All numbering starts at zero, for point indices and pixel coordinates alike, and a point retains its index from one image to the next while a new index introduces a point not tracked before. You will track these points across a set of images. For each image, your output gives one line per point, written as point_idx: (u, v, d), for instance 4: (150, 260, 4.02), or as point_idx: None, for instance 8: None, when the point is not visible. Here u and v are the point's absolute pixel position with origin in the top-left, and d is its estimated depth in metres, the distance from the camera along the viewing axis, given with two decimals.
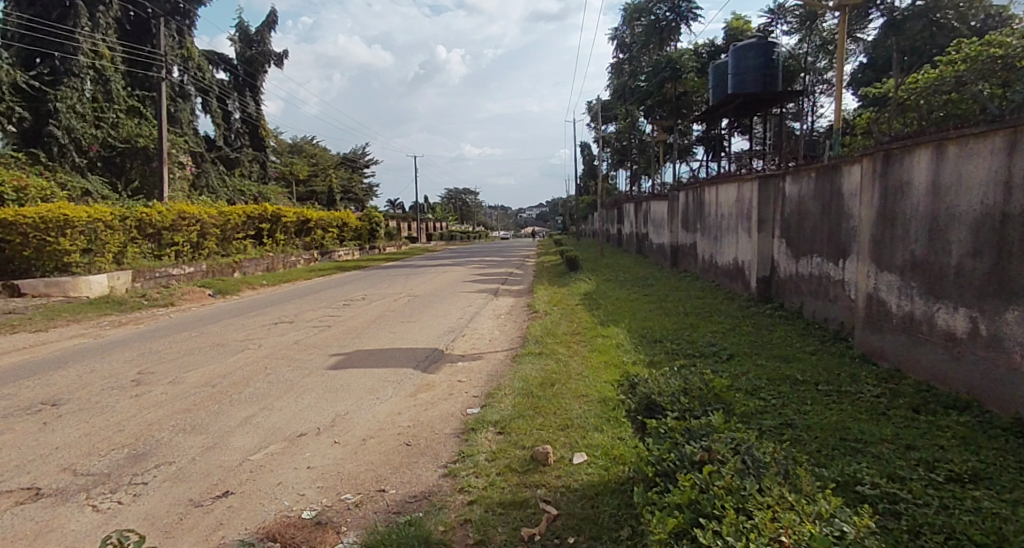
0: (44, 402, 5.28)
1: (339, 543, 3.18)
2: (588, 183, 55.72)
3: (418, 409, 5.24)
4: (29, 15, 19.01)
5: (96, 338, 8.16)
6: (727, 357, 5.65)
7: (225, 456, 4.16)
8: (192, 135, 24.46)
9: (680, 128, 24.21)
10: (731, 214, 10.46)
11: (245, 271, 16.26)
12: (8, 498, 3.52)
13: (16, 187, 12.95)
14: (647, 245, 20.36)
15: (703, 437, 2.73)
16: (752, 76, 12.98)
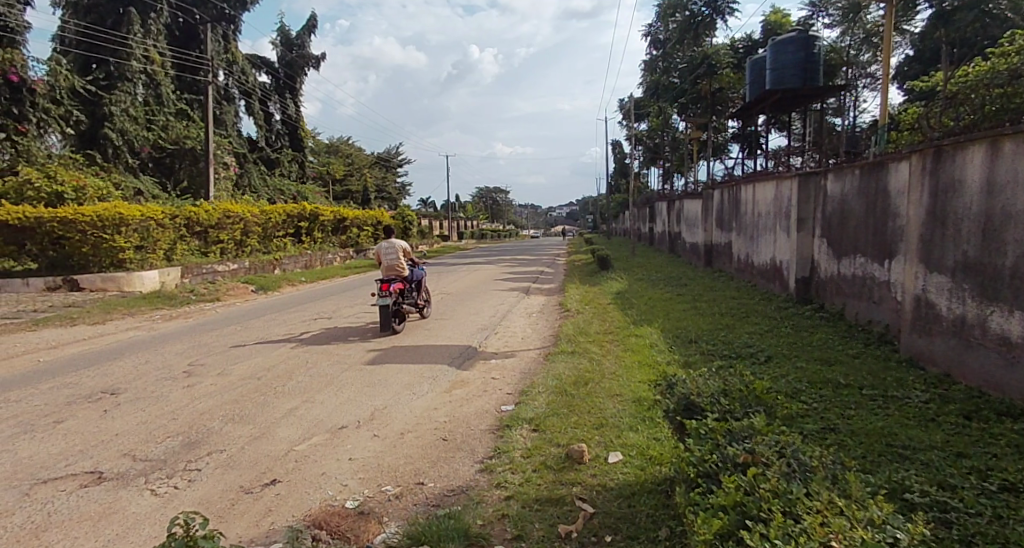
0: (104, 390, 5.53)
1: (382, 533, 3.26)
2: (619, 182, 55.49)
3: (455, 404, 5.32)
4: (86, 22, 19.96)
5: (148, 331, 8.48)
6: (767, 359, 5.57)
7: (271, 446, 4.30)
8: (236, 137, 25.16)
9: (715, 126, 23.87)
10: (769, 212, 10.28)
11: (285, 268, 16.65)
12: (73, 481, 3.70)
13: (76, 187, 13.53)
14: (680, 244, 20.11)
15: (746, 440, 2.70)
16: (791, 70, 12.66)
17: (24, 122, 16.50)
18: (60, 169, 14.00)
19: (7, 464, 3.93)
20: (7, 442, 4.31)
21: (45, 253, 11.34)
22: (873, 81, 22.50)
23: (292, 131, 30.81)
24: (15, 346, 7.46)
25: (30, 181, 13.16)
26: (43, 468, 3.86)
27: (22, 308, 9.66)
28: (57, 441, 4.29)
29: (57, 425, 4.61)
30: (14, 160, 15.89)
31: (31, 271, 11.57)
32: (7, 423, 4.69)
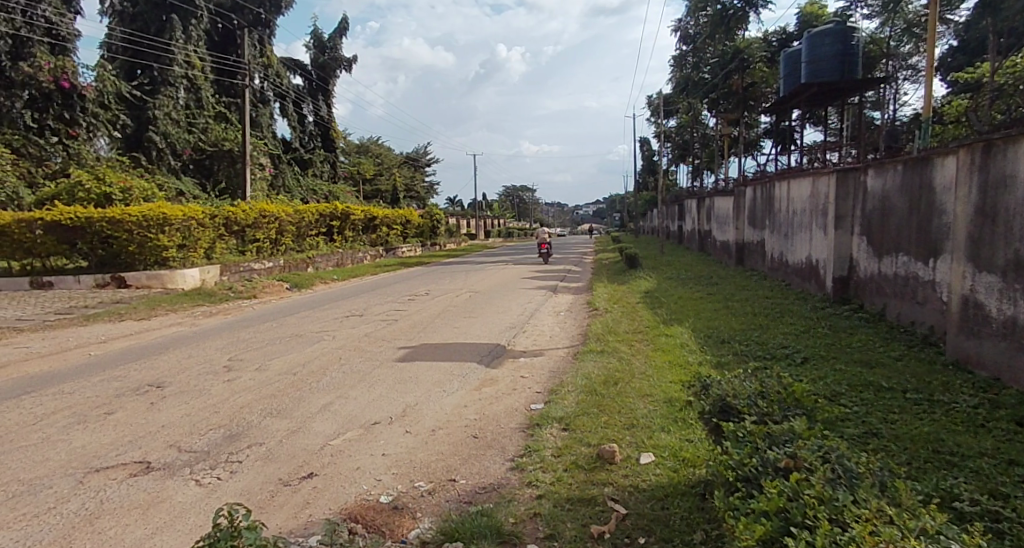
0: (150, 383, 5.71)
1: (415, 528, 3.30)
2: (647, 180, 54.99)
3: (484, 402, 5.35)
4: (132, 29, 20.66)
5: (190, 326, 8.71)
6: (803, 360, 5.47)
7: (307, 440, 4.38)
8: (271, 139, 25.65)
9: (747, 121, 23.49)
10: (805, 209, 10.06)
11: (317, 266, 16.92)
12: (123, 470, 3.82)
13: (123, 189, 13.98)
14: (711, 242, 19.85)
15: (787, 444, 2.65)
16: (829, 63, 12.34)
17: (75, 127, 17.67)
18: (109, 171, 14.53)
19: (62, 452, 4.09)
20: (62, 432, 4.47)
21: (94, 251, 11.72)
22: (914, 74, 21.84)
23: (324, 132, 31.25)
24: (65, 340, 7.73)
25: (81, 183, 13.68)
26: (94, 458, 4.00)
27: (74, 304, 10.03)
28: (108, 431, 4.45)
29: (107, 417, 4.77)
30: (66, 162, 17.31)
31: (81, 269, 11.97)
32: (61, 413, 4.87)
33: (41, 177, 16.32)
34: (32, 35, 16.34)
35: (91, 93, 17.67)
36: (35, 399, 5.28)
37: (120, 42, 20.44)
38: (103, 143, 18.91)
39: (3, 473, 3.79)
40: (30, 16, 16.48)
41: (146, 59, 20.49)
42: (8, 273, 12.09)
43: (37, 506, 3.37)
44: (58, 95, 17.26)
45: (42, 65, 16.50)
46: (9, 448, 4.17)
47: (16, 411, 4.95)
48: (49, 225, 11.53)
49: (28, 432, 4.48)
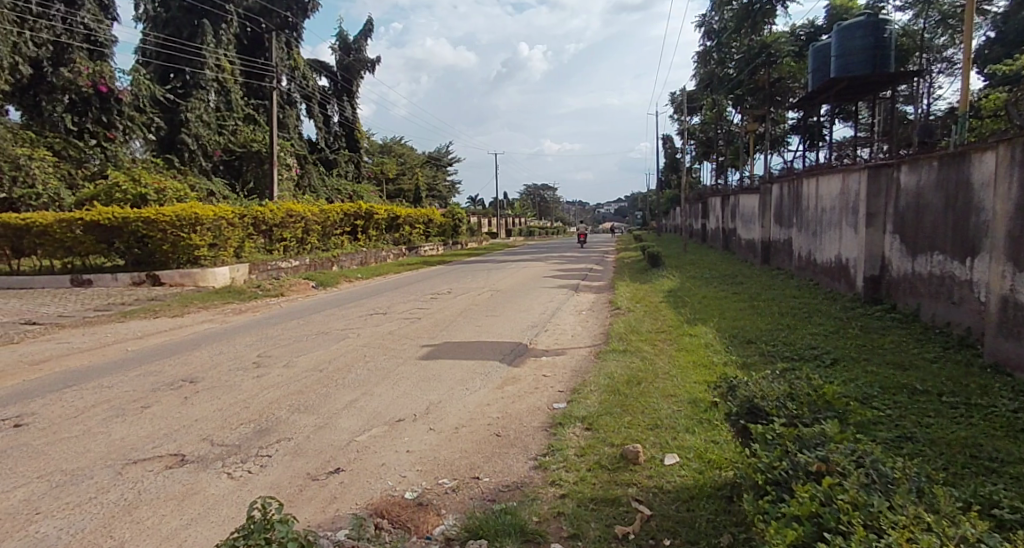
0: (183, 378, 5.83)
1: (440, 525, 3.33)
2: (670, 178, 54.51)
3: (507, 400, 5.36)
4: (165, 35, 21.18)
5: (221, 323, 8.87)
6: (833, 362, 5.38)
7: (334, 436, 4.43)
8: (298, 139, 25.99)
9: (774, 117, 23.15)
10: (834, 207, 9.88)
11: (342, 265, 17.12)
12: (159, 462, 3.92)
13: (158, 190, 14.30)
14: (736, 241, 19.61)
15: (818, 448, 2.61)
16: (859, 56, 12.07)
17: (113, 130, 18.35)
18: (145, 172, 14.90)
19: (102, 444, 4.20)
20: (102, 424, 4.59)
21: (130, 250, 12.01)
22: (949, 67, 21.31)
23: (348, 132, 31.55)
24: (103, 336, 7.94)
25: (118, 185, 14.06)
26: (132, 449, 4.10)
27: (112, 301, 10.32)
28: (145, 424, 4.56)
29: (143, 410, 4.88)
30: (104, 164, 17.82)
31: (119, 267, 12.28)
32: (101, 406, 5.01)
33: (81, 178, 16.85)
34: (71, 42, 17.19)
35: (128, 97, 18.41)
36: (76, 392, 5.43)
37: (154, 47, 21.01)
38: (138, 145, 19.42)
39: (48, 463, 3.91)
40: (70, 24, 17.37)
41: (178, 63, 21.01)
42: (50, 270, 12.47)
43: (79, 495, 3.46)
44: (96, 99, 17.88)
45: (82, 70, 17.21)
46: (52, 440, 4.30)
47: (58, 404, 5.10)
48: (89, 225, 11.84)
49: (69, 424, 4.61)
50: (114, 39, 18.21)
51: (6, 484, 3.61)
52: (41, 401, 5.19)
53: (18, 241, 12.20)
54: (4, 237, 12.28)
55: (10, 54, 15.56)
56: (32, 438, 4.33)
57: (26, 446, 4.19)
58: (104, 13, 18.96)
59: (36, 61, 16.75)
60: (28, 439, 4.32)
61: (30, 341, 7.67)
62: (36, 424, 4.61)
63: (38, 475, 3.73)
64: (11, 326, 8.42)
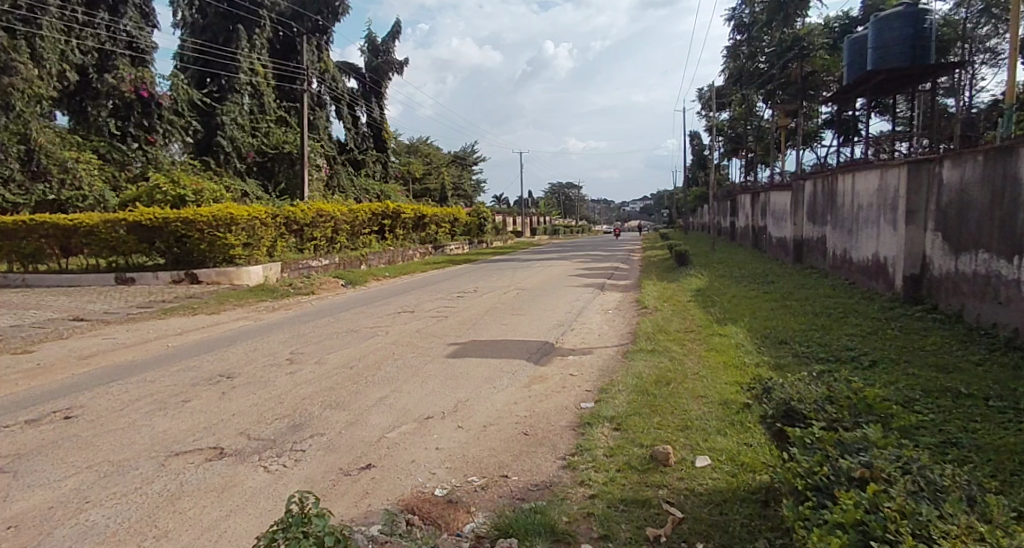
0: (221, 374, 5.95)
1: (470, 523, 3.33)
2: (698, 175, 53.78)
3: (534, 399, 5.35)
4: (202, 40, 21.65)
5: (255, 321, 9.01)
6: (871, 364, 5.23)
7: (365, 432, 4.48)
8: (327, 140, 26.33)
9: (806, 112, 22.68)
10: (871, 203, 9.62)
11: (370, 264, 17.31)
12: (199, 454, 4.00)
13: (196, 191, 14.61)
14: (766, 238, 19.25)
15: (861, 453, 2.54)
16: (898, 48, 11.72)
17: (154, 133, 18.83)
18: (184, 174, 15.28)
19: (146, 436, 4.30)
20: (145, 417, 4.71)
21: (170, 249, 12.30)
22: (993, 57, 20.55)
23: (376, 132, 31.84)
24: (145, 332, 8.14)
25: (159, 187, 14.42)
26: (174, 442, 4.20)
27: (153, 298, 10.59)
28: (185, 418, 4.66)
29: (184, 404, 5.00)
30: (145, 167, 18.32)
31: (160, 266, 12.54)
32: (144, 400, 5.14)
33: (123, 181, 17.35)
34: (114, 49, 17.76)
35: (168, 101, 18.89)
36: (121, 386, 5.58)
37: (191, 52, 21.48)
38: (177, 148, 19.91)
39: (96, 454, 4.01)
40: (114, 31, 17.98)
41: (214, 68, 21.49)
42: (96, 270, 12.73)
43: (124, 485, 3.55)
44: (138, 104, 18.43)
45: (125, 76, 17.79)
46: (100, 432, 4.42)
47: (104, 397, 5.24)
48: (132, 225, 12.18)
49: (116, 416, 4.73)
50: (155, 46, 18.72)
51: (57, 474, 3.72)
52: (88, 394, 5.34)
53: (66, 241, 12.57)
54: (53, 236, 12.65)
55: (58, 61, 16.10)
56: (81, 430, 4.46)
57: (76, 438, 4.31)
58: (144, 21, 19.47)
59: (82, 68, 17.35)
60: (78, 430, 4.45)
61: (77, 336, 7.91)
62: (83, 417, 4.74)
63: (87, 466, 3.83)
64: (59, 322, 8.69)
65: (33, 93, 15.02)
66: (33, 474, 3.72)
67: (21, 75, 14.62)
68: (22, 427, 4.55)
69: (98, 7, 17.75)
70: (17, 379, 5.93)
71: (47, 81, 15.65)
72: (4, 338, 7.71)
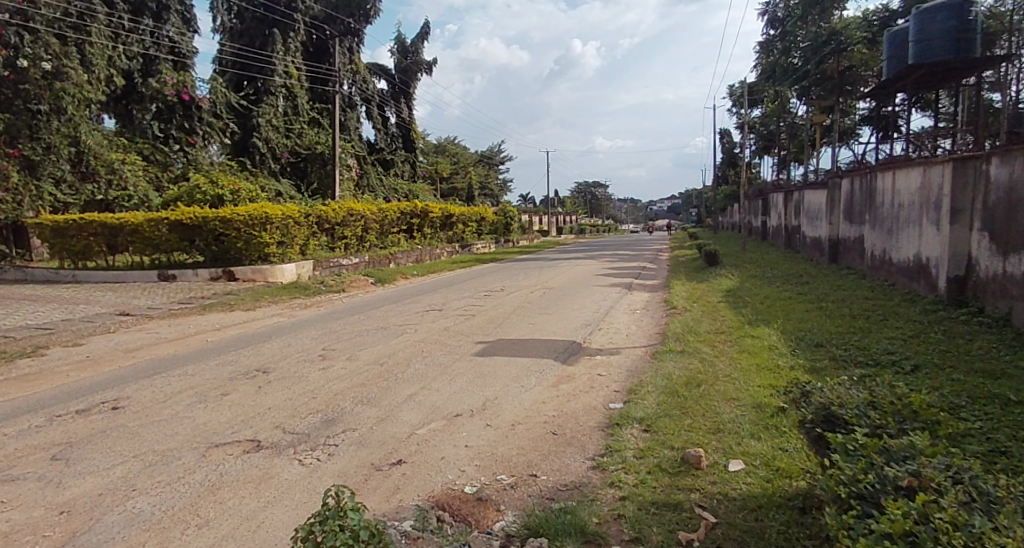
0: (257, 368, 6.06)
1: (499, 521, 3.32)
2: (728, 174, 52.94)
3: (562, 399, 5.32)
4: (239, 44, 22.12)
5: (290, 317, 9.15)
6: (914, 369, 5.06)
7: (395, 428, 4.50)
8: (358, 141, 26.62)
9: (841, 108, 22.15)
10: (913, 202, 9.34)
11: (398, 262, 17.45)
12: (238, 446, 4.07)
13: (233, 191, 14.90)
14: (799, 238, 18.86)
15: (908, 461, 2.46)
16: (941, 41, 11.34)
17: (194, 135, 19.29)
18: (221, 174, 15.62)
19: (188, 428, 4.40)
20: (187, 409, 4.81)
21: (209, 247, 12.63)
22: None
23: (404, 132, 32.08)
24: (186, 327, 8.34)
25: (199, 187, 14.79)
26: (214, 434, 4.28)
27: (193, 294, 10.84)
28: (224, 411, 4.76)
29: (223, 397, 5.10)
30: (186, 168, 18.77)
31: (199, 263, 12.86)
32: (185, 393, 5.25)
33: (166, 181, 17.79)
34: (158, 54, 18.44)
35: (207, 104, 19.36)
36: (164, 379, 5.72)
37: (230, 56, 21.95)
38: (215, 149, 20.36)
39: (141, 443, 4.12)
40: (156, 38, 18.58)
41: (252, 72, 21.92)
42: (140, 267, 13.09)
43: (168, 474, 3.64)
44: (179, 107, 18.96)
45: (167, 80, 18.31)
46: (144, 422, 4.53)
47: (149, 390, 5.38)
48: (174, 224, 12.48)
49: (159, 408, 4.85)
50: (196, 51, 19.25)
51: (105, 462, 3.82)
52: (133, 386, 5.48)
53: (113, 239, 12.98)
54: (101, 234, 13.09)
55: (105, 66, 16.46)
56: (127, 420, 4.57)
57: (122, 428, 4.43)
58: (188, 27, 20.18)
59: (128, 73, 18.05)
60: (124, 421, 4.57)
61: (123, 330, 8.14)
62: (129, 408, 4.87)
63: (134, 454, 3.93)
64: (106, 317, 8.96)
65: (83, 97, 15.22)
66: (83, 462, 3.83)
67: (72, 80, 14.74)
68: (73, 417, 4.69)
69: (143, 14, 18.57)
70: (67, 371, 6.12)
71: (96, 86, 15.88)
72: (55, 331, 7.97)
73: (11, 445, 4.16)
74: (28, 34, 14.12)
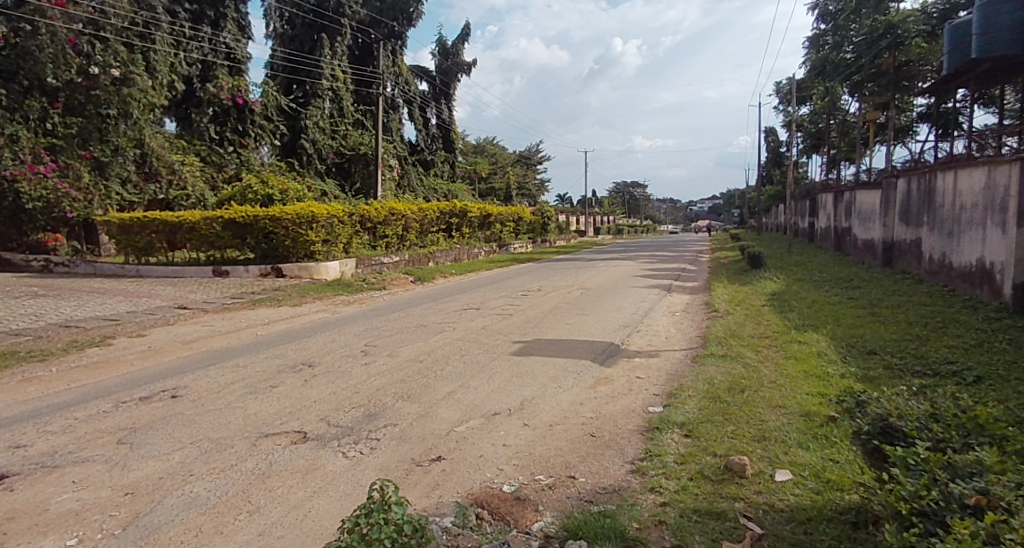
0: (303, 362, 6.17)
1: (537, 521, 3.28)
2: (773, 174, 51.56)
3: (601, 401, 5.24)
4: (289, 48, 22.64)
5: (333, 314, 9.31)
6: (977, 381, 4.80)
7: (434, 425, 4.51)
8: (400, 141, 26.93)
9: (897, 105, 21.29)
10: (976, 204, 8.93)
11: (436, 262, 17.57)
12: (285, 437, 4.15)
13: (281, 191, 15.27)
14: (851, 240, 18.20)
15: (975, 478, 2.32)
16: (1007, 33, 10.76)
17: (247, 137, 19.93)
18: (271, 175, 16.03)
19: (239, 417, 4.50)
20: (239, 399, 4.94)
21: (259, 245, 12.99)
22: None
23: (445, 133, 32.31)
24: (238, 321, 8.57)
25: (251, 186, 15.21)
26: (263, 424, 4.37)
27: (245, 289, 11.17)
28: (273, 402, 4.86)
29: (272, 389, 5.21)
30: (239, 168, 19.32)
31: (250, 260, 13.27)
32: (238, 384, 5.38)
33: (220, 181, 18.35)
34: (216, 60, 19.05)
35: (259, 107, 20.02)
36: (218, 370, 5.89)
37: (281, 61, 22.52)
38: (266, 151, 20.93)
39: (198, 431, 4.24)
40: (214, 44, 19.19)
41: (300, 75, 22.45)
42: (197, 263, 13.57)
43: (221, 462, 3.72)
44: (233, 110, 19.59)
45: (223, 85, 18.95)
46: (200, 411, 4.66)
47: (204, 379, 5.54)
48: (228, 221, 12.87)
49: (214, 397, 4.99)
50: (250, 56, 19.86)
51: (165, 447, 3.95)
52: (190, 376, 5.65)
53: (172, 236, 13.48)
54: (162, 232, 13.58)
55: (168, 73, 17.09)
56: (186, 408, 4.72)
57: (180, 415, 4.57)
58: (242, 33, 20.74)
59: (188, 78, 18.73)
60: (182, 409, 4.71)
61: (180, 323, 8.42)
62: (187, 396, 5.03)
63: (190, 441, 4.05)
64: (165, 309, 9.30)
65: (148, 102, 15.89)
66: (145, 446, 3.97)
67: (138, 85, 15.28)
68: (135, 403, 4.86)
69: (203, 22, 19.21)
70: (131, 359, 6.35)
71: (159, 91, 16.52)
72: (120, 321, 8.32)
73: (80, 428, 4.33)
74: (99, 43, 14.69)
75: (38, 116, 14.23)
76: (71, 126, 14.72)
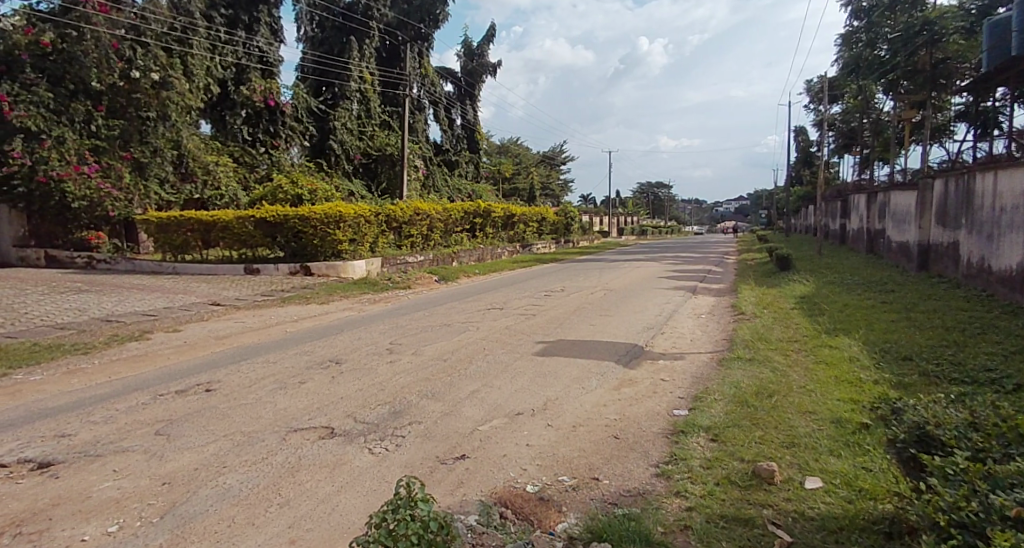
0: (331, 359, 6.24)
1: (562, 522, 3.26)
2: (802, 174, 50.66)
3: (624, 403, 5.20)
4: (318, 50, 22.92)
5: (359, 311, 9.40)
6: (1016, 390, 4.65)
7: (458, 423, 4.52)
8: (426, 142, 27.09)
9: (933, 104, 20.76)
10: (1017, 206, 8.67)
11: (460, 261, 17.64)
12: (313, 432, 4.19)
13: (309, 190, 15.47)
14: (884, 242, 17.78)
15: (1016, 489, 2.22)
16: None
17: (278, 138, 20.25)
18: (299, 175, 16.26)
19: (269, 412, 4.57)
20: (269, 394, 5.01)
21: (289, 244, 13.19)
22: None
23: (470, 133, 32.41)
24: (268, 317, 8.71)
25: (281, 187, 15.45)
26: (293, 419, 4.42)
27: (274, 287, 11.35)
28: (302, 398, 4.92)
29: (301, 385, 5.28)
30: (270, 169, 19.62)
31: (280, 258, 13.49)
32: (269, 379, 5.47)
33: (252, 181, 18.65)
34: (249, 63, 19.37)
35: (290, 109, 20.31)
36: (249, 365, 5.99)
37: (310, 64, 22.82)
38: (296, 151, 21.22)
39: (230, 424, 4.31)
40: (247, 48, 19.53)
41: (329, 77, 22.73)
42: (229, 261, 13.83)
43: (252, 455, 3.78)
44: (264, 112, 19.91)
45: (257, 88, 19.32)
46: (232, 405, 4.74)
47: (236, 374, 5.64)
48: (259, 220, 13.10)
49: (246, 392, 5.08)
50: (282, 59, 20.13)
51: (199, 439, 4.03)
52: (223, 370, 5.76)
53: (206, 234, 13.76)
54: (196, 230, 13.87)
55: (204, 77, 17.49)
56: (219, 402, 4.81)
57: (214, 409, 4.65)
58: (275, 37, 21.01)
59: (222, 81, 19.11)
60: (216, 402, 4.80)
61: (213, 319, 8.58)
62: (220, 390, 5.12)
63: (223, 434, 4.12)
64: (198, 305, 9.49)
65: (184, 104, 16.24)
66: (181, 438, 4.05)
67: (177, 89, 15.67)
68: (171, 396, 4.97)
69: (237, 27, 19.51)
70: (167, 354, 6.50)
71: (195, 94, 16.90)
72: (158, 317, 8.52)
73: (120, 419, 4.43)
74: (139, 48, 15.27)
75: (83, 118, 14.65)
76: (114, 128, 15.12)
